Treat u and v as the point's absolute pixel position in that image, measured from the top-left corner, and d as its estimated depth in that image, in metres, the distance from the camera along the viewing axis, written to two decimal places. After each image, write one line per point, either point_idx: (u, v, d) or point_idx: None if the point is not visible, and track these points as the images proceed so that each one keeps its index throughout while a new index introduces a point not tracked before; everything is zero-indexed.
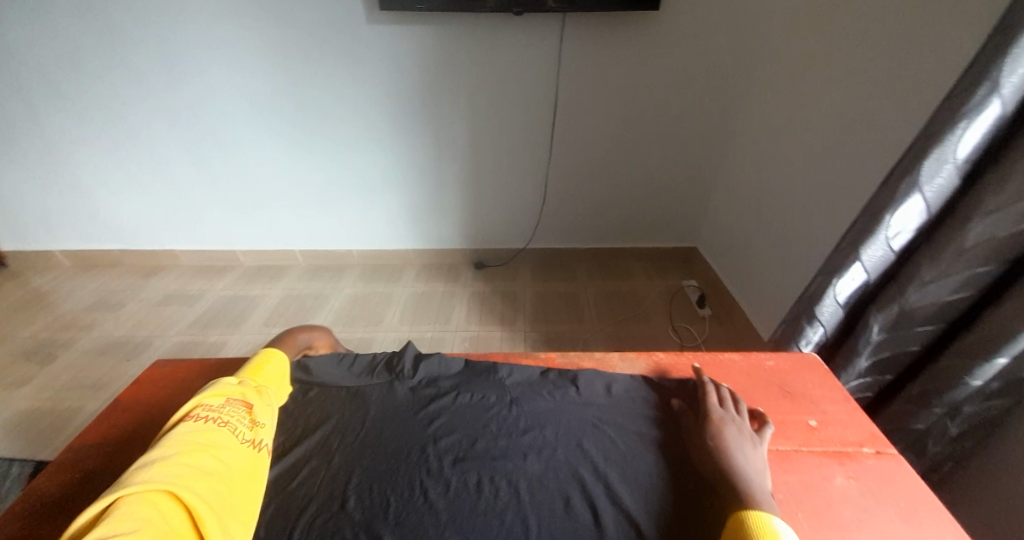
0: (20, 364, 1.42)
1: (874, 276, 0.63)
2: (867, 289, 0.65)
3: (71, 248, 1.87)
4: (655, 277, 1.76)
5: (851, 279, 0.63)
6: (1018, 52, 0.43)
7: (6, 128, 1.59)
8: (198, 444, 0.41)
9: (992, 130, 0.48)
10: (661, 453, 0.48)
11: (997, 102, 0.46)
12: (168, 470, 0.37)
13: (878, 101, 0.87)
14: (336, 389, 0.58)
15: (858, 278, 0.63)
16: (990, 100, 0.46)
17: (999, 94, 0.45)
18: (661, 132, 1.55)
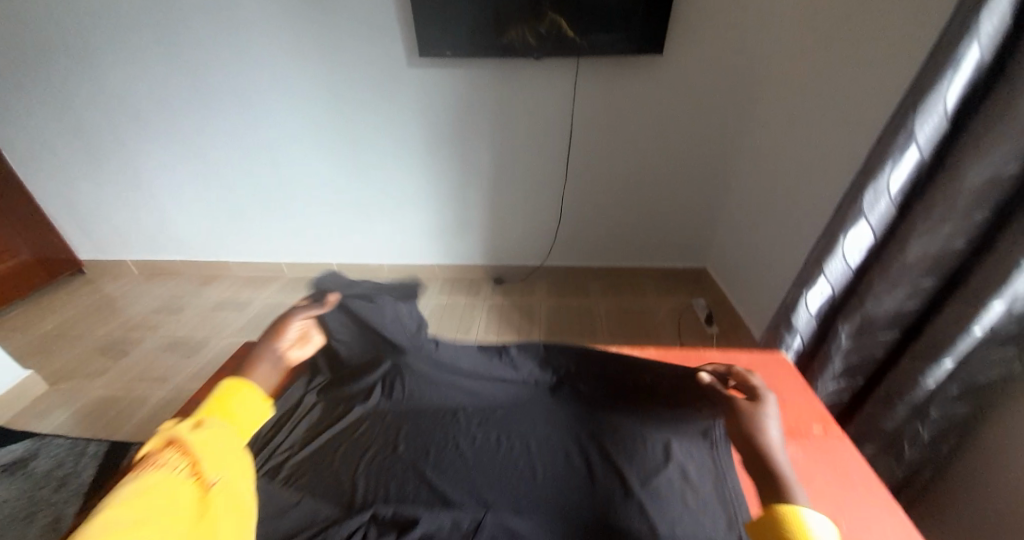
0: (98, 357, 1.63)
1: (838, 289, 0.74)
2: (836, 301, 0.76)
3: (140, 258, 2.12)
4: (665, 295, 1.85)
5: (818, 291, 0.74)
6: (924, 112, 0.57)
7: (97, 154, 1.85)
8: (151, 483, 0.33)
9: (915, 170, 0.62)
10: None
11: (915, 148, 0.60)
12: (105, 518, 0.30)
13: (854, 138, 1.00)
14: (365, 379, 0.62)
15: (825, 291, 0.74)
16: (909, 146, 0.60)
17: (916, 142, 0.59)
18: (669, 161, 1.68)
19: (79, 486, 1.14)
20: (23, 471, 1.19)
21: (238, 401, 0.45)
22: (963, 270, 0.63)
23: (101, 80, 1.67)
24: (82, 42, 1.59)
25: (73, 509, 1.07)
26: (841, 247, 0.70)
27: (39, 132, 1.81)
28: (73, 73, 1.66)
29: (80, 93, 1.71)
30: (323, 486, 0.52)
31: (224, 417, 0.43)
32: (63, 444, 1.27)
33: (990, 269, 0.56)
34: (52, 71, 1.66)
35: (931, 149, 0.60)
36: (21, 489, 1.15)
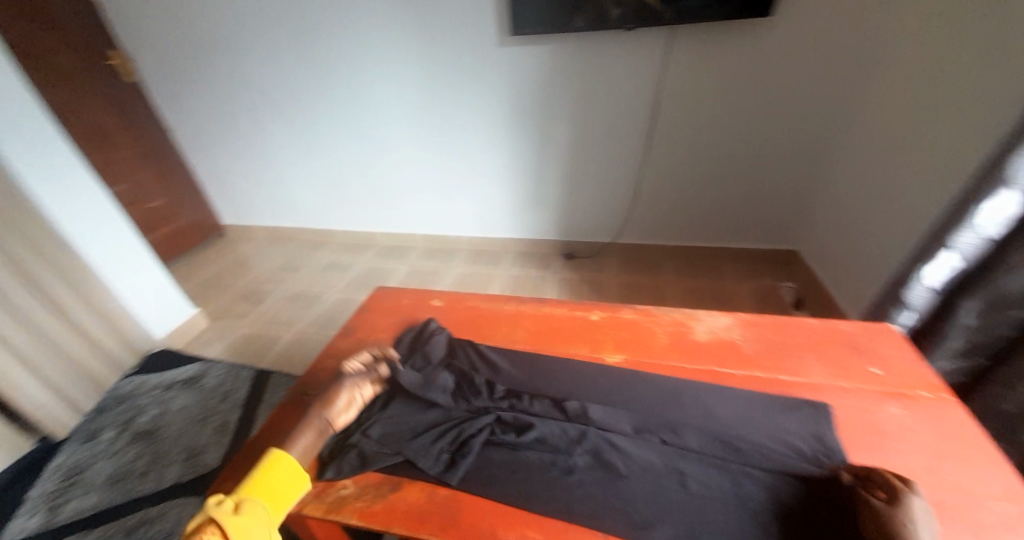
0: (240, 303, 1.99)
1: (968, 266, 0.71)
2: (964, 277, 0.72)
3: (266, 223, 2.49)
4: (746, 277, 1.79)
5: (941, 267, 0.72)
6: None
7: (234, 134, 2.17)
8: None
9: None
10: (736, 375, 0.64)
11: None
12: None
13: (1001, 104, 0.89)
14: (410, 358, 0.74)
15: (950, 266, 0.72)
16: None
17: None
18: (765, 134, 1.57)
19: (237, 401, 1.48)
20: (197, 384, 1.56)
21: (272, 482, 0.50)
22: None
23: (237, 69, 1.94)
24: (225, 36, 1.85)
25: (235, 417, 1.43)
26: (977, 223, 0.66)
27: (192, 116, 2.16)
28: (217, 64, 1.94)
29: (223, 82, 2.00)
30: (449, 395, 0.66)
31: (262, 500, 0.47)
32: (222, 367, 1.63)
33: None
34: (202, 64, 1.96)
35: None
36: (197, 398, 1.51)
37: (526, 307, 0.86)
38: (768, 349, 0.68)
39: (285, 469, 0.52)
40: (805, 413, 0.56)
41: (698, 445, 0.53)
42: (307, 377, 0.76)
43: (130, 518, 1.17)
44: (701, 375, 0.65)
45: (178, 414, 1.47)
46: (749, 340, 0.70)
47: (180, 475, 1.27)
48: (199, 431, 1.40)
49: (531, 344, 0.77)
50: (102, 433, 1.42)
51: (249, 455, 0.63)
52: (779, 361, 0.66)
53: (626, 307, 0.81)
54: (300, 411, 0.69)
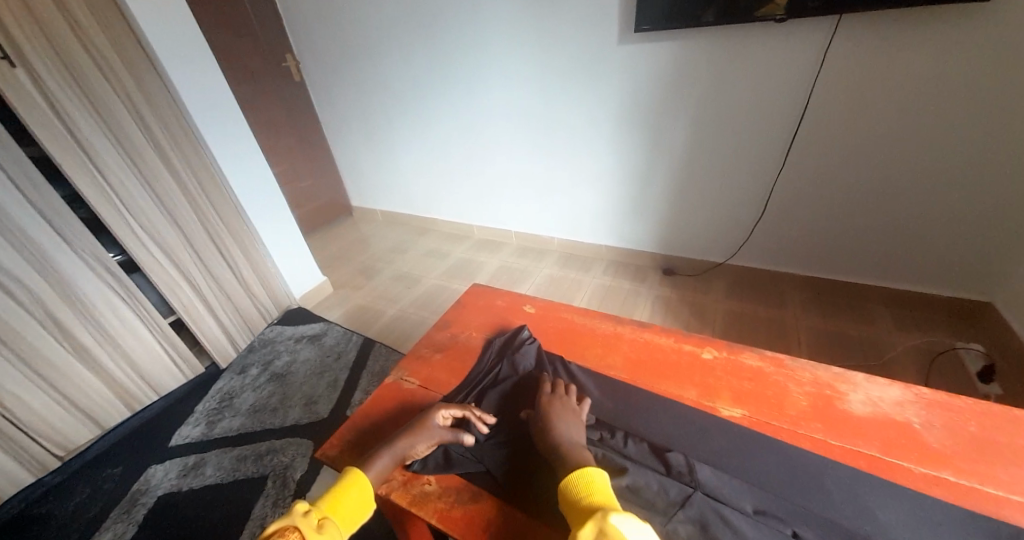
0: (357, 276, 2.23)
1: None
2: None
3: (384, 206, 2.75)
4: (903, 328, 1.44)
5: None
6: None
7: (366, 126, 2.42)
8: None
9: None
10: (905, 469, 0.50)
11: None
12: None
13: None
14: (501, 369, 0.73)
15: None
16: None
17: None
18: (961, 154, 1.22)
19: (347, 363, 1.66)
20: (319, 341, 1.79)
21: (345, 504, 0.52)
22: None
23: (375, 67, 2.14)
24: (369, 38, 2.05)
25: (344, 377, 1.60)
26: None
27: (336, 108, 2.45)
28: (361, 63, 2.16)
29: (363, 79, 2.22)
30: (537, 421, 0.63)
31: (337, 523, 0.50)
32: (339, 330, 1.84)
33: None
34: (350, 63, 2.20)
35: None
36: (318, 354, 1.73)
37: (625, 329, 0.79)
38: (962, 445, 0.52)
39: (359, 493, 0.53)
40: None
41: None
42: (410, 364, 0.80)
43: (260, 446, 1.38)
44: (855, 459, 0.52)
45: (303, 364, 1.69)
46: (932, 426, 0.54)
47: (299, 418, 1.46)
48: (317, 383, 1.60)
49: (630, 375, 0.70)
50: (249, 369, 1.71)
51: (350, 429, 0.69)
52: (976, 466, 0.50)
53: (750, 351, 0.69)
54: (397, 397, 0.73)
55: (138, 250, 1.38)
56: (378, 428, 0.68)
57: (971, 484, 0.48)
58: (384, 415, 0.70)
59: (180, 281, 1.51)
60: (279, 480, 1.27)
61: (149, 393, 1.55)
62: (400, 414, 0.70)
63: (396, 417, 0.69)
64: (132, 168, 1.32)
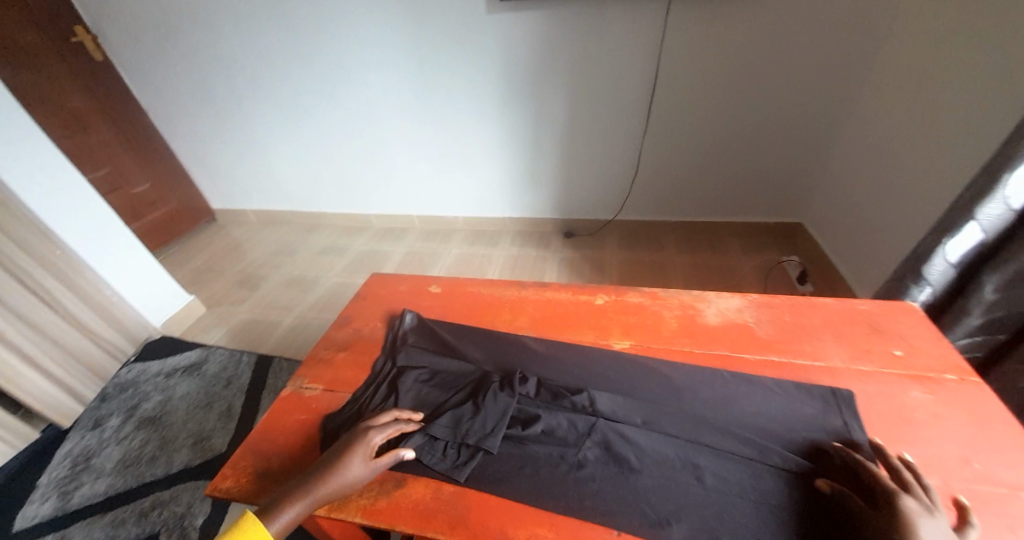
0: (237, 289, 1.96)
1: (964, 257, 0.86)
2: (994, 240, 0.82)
3: (257, 206, 2.43)
4: (750, 253, 1.76)
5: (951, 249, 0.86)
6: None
7: (216, 115, 2.08)
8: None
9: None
10: (751, 360, 0.63)
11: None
12: None
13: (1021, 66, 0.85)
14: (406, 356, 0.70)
15: (974, 236, 0.82)
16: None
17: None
18: (771, 104, 1.50)
19: (241, 386, 1.48)
20: (199, 370, 1.55)
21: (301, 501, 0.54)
22: None
23: (214, 46, 1.82)
24: (195, 10, 1.73)
25: (240, 402, 1.43)
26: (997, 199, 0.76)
27: (170, 96, 2.05)
28: (191, 39, 1.82)
29: (196, 57, 1.88)
30: (464, 395, 0.62)
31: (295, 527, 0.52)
32: (224, 353, 1.61)
33: None
34: (174, 39, 1.84)
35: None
36: (201, 383, 1.51)
37: (527, 292, 0.83)
38: (783, 332, 0.67)
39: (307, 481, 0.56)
40: (822, 403, 0.56)
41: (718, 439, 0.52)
42: (310, 369, 0.74)
43: (142, 502, 1.18)
44: (714, 360, 0.63)
45: (183, 399, 1.46)
46: (763, 322, 0.68)
47: (189, 459, 1.28)
48: (205, 416, 1.40)
49: (534, 331, 0.74)
50: (108, 419, 1.42)
51: (250, 451, 0.62)
52: (794, 345, 0.64)
53: (632, 290, 0.78)
54: (300, 405, 0.68)
55: None
56: (283, 442, 0.62)
57: (792, 361, 0.62)
58: (287, 427, 0.64)
59: None
60: (176, 532, 1.10)
61: None
62: (306, 421, 0.65)
63: (300, 428, 0.64)
64: None
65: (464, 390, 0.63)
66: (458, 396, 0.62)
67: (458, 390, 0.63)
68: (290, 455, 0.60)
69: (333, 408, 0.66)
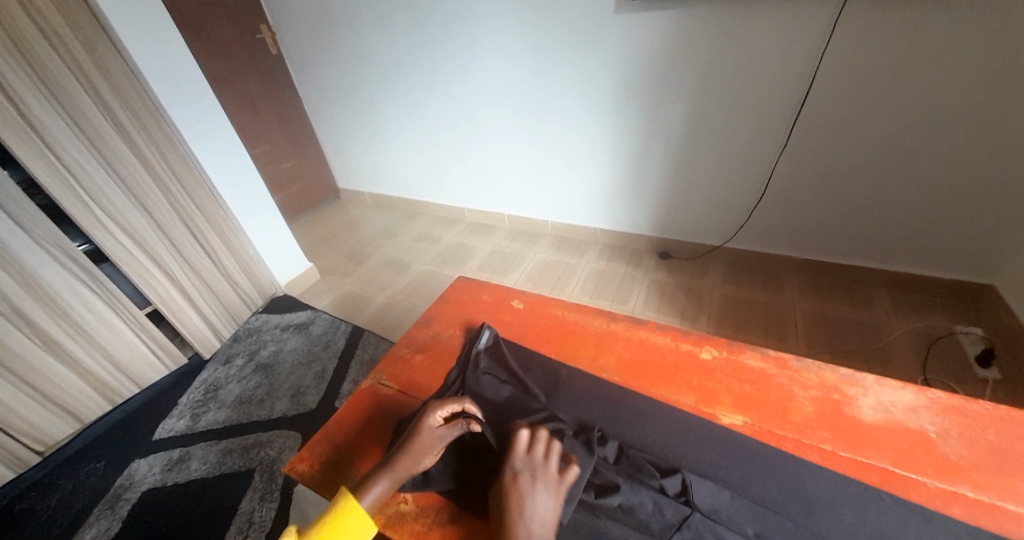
0: (345, 262, 2.16)
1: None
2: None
3: (372, 189, 2.66)
4: (902, 311, 1.42)
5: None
6: None
7: (352, 105, 2.30)
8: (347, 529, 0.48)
9: None
10: (920, 485, 0.48)
11: None
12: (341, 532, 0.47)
13: None
14: (480, 378, 0.66)
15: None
16: None
17: None
18: (976, 132, 1.15)
19: (334, 352, 1.61)
20: (306, 330, 1.74)
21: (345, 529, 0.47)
22: None
23: (360, 44, 2.02)
24: (348, 9, 1.92)
25: (332, 366, 1.56)
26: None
27: (319, 85, 2.32)
28: (341, 36, 2.04)
29: (342, 52, 2.10)
30: None
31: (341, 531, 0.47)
32: (327, 318, 1.78)
33: None
34: (328, 34, 2.07)
35: None
36: (305, 343, 1.68)
37: (618, 326, 0.74)
38: (980, 455, 0.50)
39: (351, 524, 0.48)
40: None
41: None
42: (388, 367, 0.74)
43: (246, 439, 1.35)
44: (870, 473, 0.49)
45: (290, 354, 1.64)
46: (949, 435, 0.52)
47: (286, 409, 1.42)
48: (304, 373, 1.55)
49: (625, 377, 0.65)
50: (235, 359, 1.66)
51: (324, 439, 0.63)
52: (995, 479, 0.47)
53: (751, 351, 0.65)
54: (374, 403, 0.68)
55: (105, 239, 1.31)
56: (354, 438, 0.63)
57: (989, 500, 0.46)
58: (359, 424, 0.65)
59: (154, 272, 1.44)
60: (266, 474, 1.23)
61: (130, 387, 1.51)
62: (377, 422, 0.65)
63: (372, 426, 0.64)
64: (92, 151, 1.22)
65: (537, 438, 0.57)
66: None
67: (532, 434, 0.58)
68: (358, 455, 0.60)
69: (404, 413, 0.65)
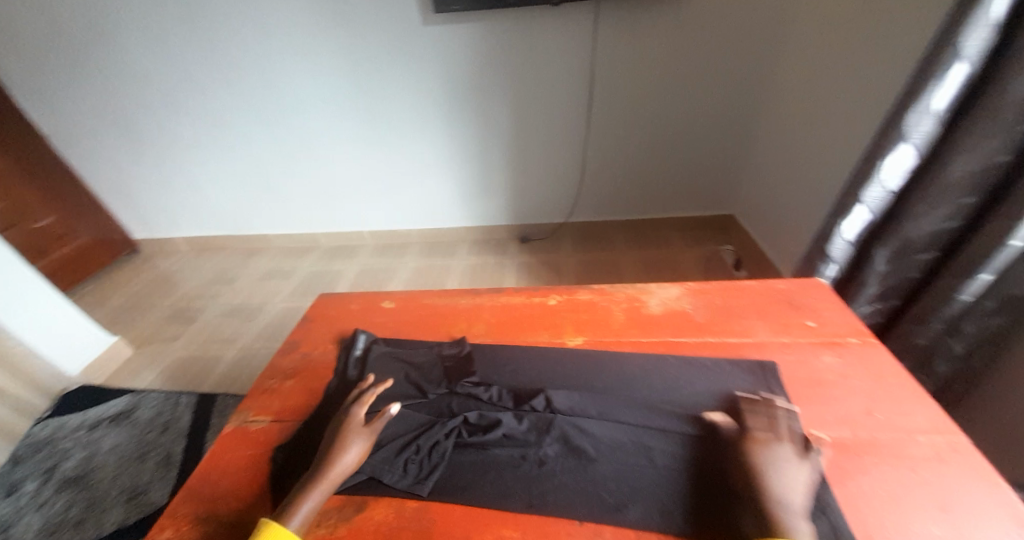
0: (169, 325, 1.80)
1: (923, 144, 0.67)
2: (963, 94, 0.63)
3: (188, 234, 2.25)
4: (695, 244, 1.86)
5: (902, 152, 0.68)
6: (899, 152, 0.68)
7: (136, 137, 1.93)
8: None
9: (910, 173, 0.70)
10: (692, 343, 0.67)
11: (909, 150, 0.67)
12: None
13: (883, 63, 0.99)
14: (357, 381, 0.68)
15: (959, 77, 0.60)
16: (904, 148, 0.67)
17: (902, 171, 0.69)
18: (695, 104, 1.62)
19: (178, 431, 1.33)
20: (130, 419, 1.39)
21: None
22: (981, 217, 0.66)
23: (134, 66, 1.73)
24: (109, 28, 1.63)
25: (180, 448, 1.29)
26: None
27: (82, 119, 1.90)
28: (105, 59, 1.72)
29: (114, 76, 1.76)
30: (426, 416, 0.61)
31: None
32: (158, 396, 1.46)
33: (934, 194, 0.66)
34: (89, 57, 1.72)
35: (923, 151, 0.68)
36: (132, 433, 1.35)
37: (478, 299, 0.83)
38: (718, 313, 0.72)
39: None
40: (753, 372, 0.60)
41: (673, 427, 0.53)
42: (257, 402, 0.69)
43: None
44: (658, 347, 0.67)
45: (111, 453, 1.30)
46: (699, 308, 0.74)
47: (123, 518, 1.11)
48: (139, 469, 1.24)
49: (491, 336, 0.75)
50: (21, 486, 1.23)
51: (190, 497, 0.55)
52: (728, 326, 0.69)
53: (582, 289, 0.82)
54: (247, 441, 0.62)
55: None
56: (228, 483, 0.56)
57: (729, 340, 0.67)
58: (232, 467, 0.58)
59: None
60: None
61: None
62: (254, 457, 0.60)
63: (249, 463, 0.59)
64: None
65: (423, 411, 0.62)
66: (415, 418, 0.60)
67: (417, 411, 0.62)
68: (236, 496, 0.55)
69: (286, 438, 0.62)
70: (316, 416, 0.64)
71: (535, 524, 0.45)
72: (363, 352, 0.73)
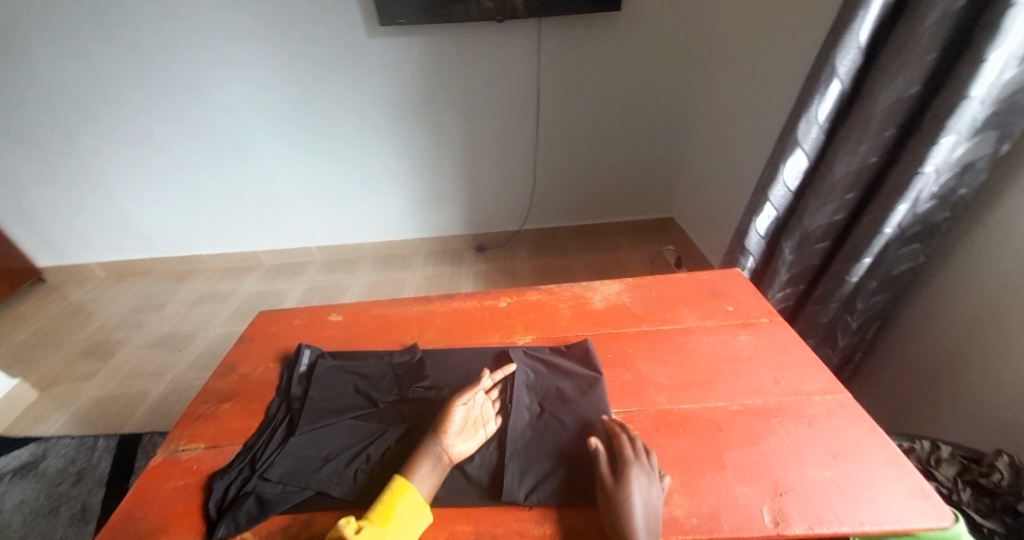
0: (85, 360, 1.62)
1: (813, 149, 0.77)
2: (840, 106, 0.73)
3: (105, 259, 2.05)
4: (640, 245, 1.96)
5: (798, 156, 0.77)
6: (794, 156, 0.78)
7: (40, 155, 1.75)
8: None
9: (804, 174, 0.81)
10: (630, 334, 0.72)
11: (801, 154, 0.77)
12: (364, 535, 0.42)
13: (784, 77, 1.13)
14: (302, 396, 0.66)
15: (835, 92, 0.71)
16: (797, 152, 0.77)
17: (797, 172, 0.80)
18: (632, 115, 1.73)
19: (98, 478, 1.19)
20: (36, 471, 1.22)
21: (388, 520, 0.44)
22: (860, 209, 0.77)
23: (38, 77, 1.57)
24: (7, 35, 1.48)
25: (99, 497, 1.15)
26: (860, 20, 0.63)
27: None
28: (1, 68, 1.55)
29: (15, 87, 1.59)
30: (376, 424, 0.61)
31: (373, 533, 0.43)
32: (71, 442, 1.30)
33: (823, 190, 0.76)
34: None
35: (812, 155, 0.78)
36: (39, 487, 1.18)
37: (428, 306, 0.84)
38: (653, 304, 0.78)
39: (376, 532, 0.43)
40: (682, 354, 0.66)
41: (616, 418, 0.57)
42: (187, 430, 0.64)
43: None
44: (601, 338, 0.72)
45: (15, 511, 1.13)
46: (636, 301, 0.79)
47: None
48: (46, 528, 1.09)
49: (442, 340, 0.76)
50: None
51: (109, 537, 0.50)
52: (661, 315, 0.75)
53: (531, 290, 0.85)
54: (176, 470, 0.58)
55: None
56: (155, 516, 0.52)
57: (662, 328, 0.73)
58: (161, 499, 0.54)
59: None
60: None
61: None
62: (185, 486, 0.56)
63: (180, 493, 0.55)
64: None
65: (372, 420, 0.61)
66: (364, 427, 0.60)
67: (367, 420, 0.61)
68: (166, 529, 0.51)
69: (222, 463, 0.58)
70: (258, 434, 0.61)
71: (489, 517, 0.48)
72: (307, 366, 0.71)
